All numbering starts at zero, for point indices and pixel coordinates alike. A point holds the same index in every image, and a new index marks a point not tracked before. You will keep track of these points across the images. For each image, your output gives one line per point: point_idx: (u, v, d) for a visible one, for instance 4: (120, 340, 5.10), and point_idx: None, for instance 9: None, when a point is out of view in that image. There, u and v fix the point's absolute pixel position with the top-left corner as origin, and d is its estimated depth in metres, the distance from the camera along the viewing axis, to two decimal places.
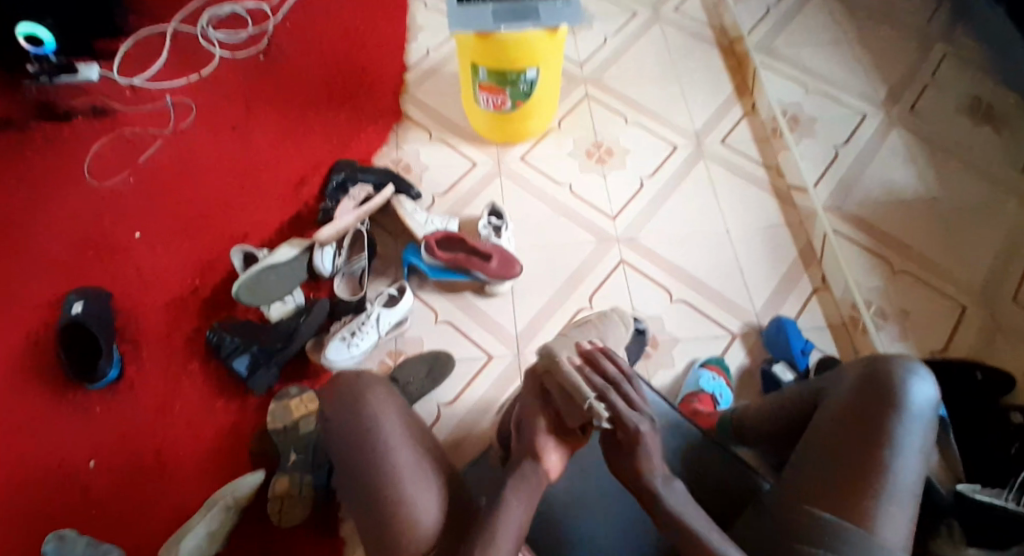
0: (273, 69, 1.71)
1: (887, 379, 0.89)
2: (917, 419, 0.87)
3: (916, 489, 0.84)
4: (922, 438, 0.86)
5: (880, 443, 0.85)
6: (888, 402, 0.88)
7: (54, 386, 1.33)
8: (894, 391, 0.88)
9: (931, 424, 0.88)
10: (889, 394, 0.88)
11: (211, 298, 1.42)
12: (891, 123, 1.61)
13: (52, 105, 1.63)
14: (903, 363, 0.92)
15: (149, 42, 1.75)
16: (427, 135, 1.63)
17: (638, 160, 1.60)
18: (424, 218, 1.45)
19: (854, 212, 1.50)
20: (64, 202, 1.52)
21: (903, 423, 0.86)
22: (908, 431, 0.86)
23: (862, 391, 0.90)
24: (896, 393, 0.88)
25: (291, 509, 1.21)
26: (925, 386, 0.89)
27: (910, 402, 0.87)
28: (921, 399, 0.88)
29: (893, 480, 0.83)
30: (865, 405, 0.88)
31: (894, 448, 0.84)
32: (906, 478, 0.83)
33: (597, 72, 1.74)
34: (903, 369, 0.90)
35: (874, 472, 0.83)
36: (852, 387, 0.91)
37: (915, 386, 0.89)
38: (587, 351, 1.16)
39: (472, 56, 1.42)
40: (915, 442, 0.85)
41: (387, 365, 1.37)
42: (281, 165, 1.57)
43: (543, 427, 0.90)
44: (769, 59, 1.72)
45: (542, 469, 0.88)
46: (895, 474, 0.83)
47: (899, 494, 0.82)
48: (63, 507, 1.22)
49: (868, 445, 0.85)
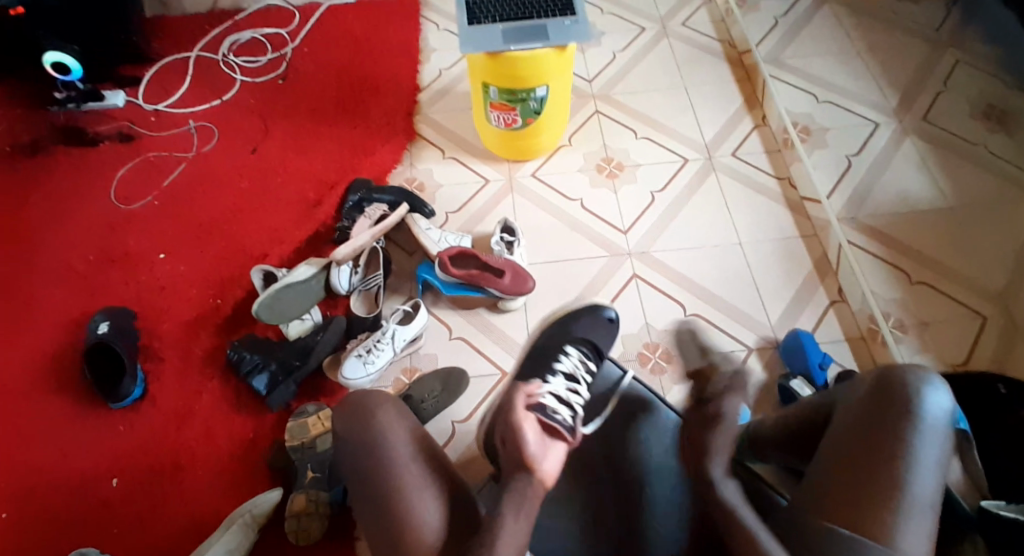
0: (290, 93, 1.75)
1: (901, 390, 0.89)
2: (933, 431, 0.86)
3: (934, 503, 0.83)
4: (939, 450, 0.85)
5: (896, 457, 0.84)
6: (902, 413, 0.87)
7: (79, 403, 1.36)
8: (908, 401, 0.88)
9: (948, 434, 0.87)
10: (904, 405, 0.88)
11: (231, 316, 1.46)
12: (905, 132, 1.60)
13: (79, 131, 1.69)
14: (918, 373, 0.91)
15: (172, 69, 1.80)
16: (440, 154, 1.65)
17: (649, 173, 1.61)
18: (438, 235, 1.47)
19: (868, 222, 1.50)
20: (89, 225, 1.57)
21: (918, 435, 0.85)
22: (924, 444, 0.85)
23: (876, 402, 0.89)
24: (912, 404, 0.87)
25: (309, 525, 1.22)
26: (940, 397, 0.89)
27: (925, 414, 0.87)
28: (937, 410, 0.88)
29: (907, 493, 0.82)
30: (880, 416, 0.88)
31: (910, 461, 0.84)
32: (921, 491, 0.83)
33: (607, 88, 1.75)
34: (918, 380, 0.90)
35: (891, 486, 0.83)
36: (866, 398, 0.91)
37: (929, 397, 0.88)
38: (582, 365, 1.17)
39: (483, 76, 1.44)
40: (930, 454, 0.85)
41: (403, 381, 1.39)
42: (298, 186, 1.61)
43: (529, 437, 0.94)
44: (779, 70, 1.72)
45: (537, 477, 0.91)
46: (912, 487, 0.83)
47: (914, 507, 0.82)
48: (87, 522, 1.24)
49: (884, 458, 0.85)
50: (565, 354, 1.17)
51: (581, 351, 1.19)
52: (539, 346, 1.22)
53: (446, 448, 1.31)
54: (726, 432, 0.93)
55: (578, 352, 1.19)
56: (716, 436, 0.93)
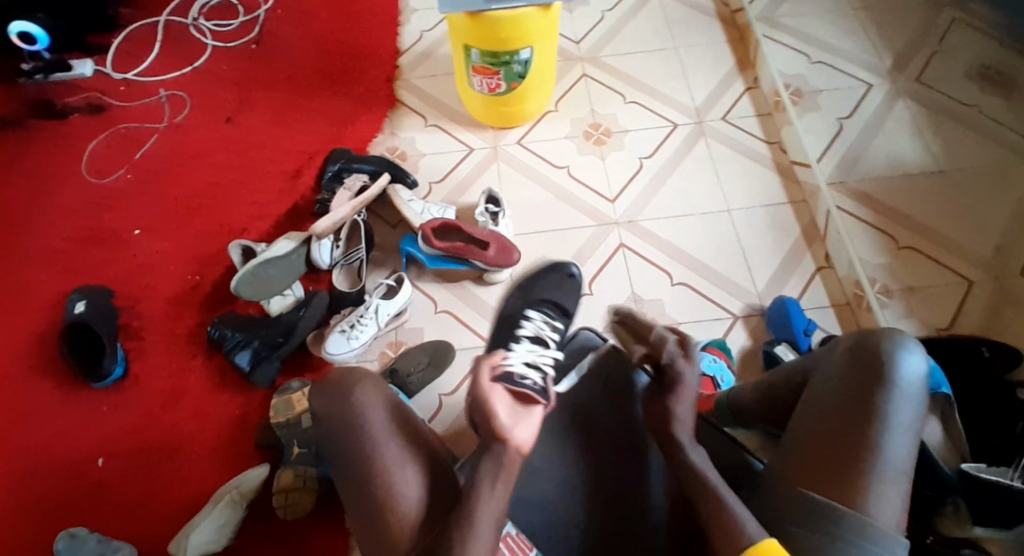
0: (265, 59, 1.69)
1: (876, 354, 0.88)
2: (908, 395, 0.85)
3: (908, 467, 0.82)
4: (913, 414, 0.85)
5: (870, 421, 0.83)
6: (877, 377, 0.86)
7: (61, 384, 1.35)
8: (883, 365, 0.87)
9: (921, 397, 0.86)
10: (878, 369, 0.87)
11: (212, 292, 1.43)
12: (898, 93, 1.56)
13: (47, 103, 1.63)
14: (892, 336, 0.90)
15: (141, 35, 1.73)
16: (422, 121, 1.61)
17: (637, 139, 1.57)
18: (421, 206, 1.43)
19: (857, 187, 1.47)
20: (64, 201, 1.52)
21: (892, 399, 0.85)
22: (897, 407, 0.84)
23: (853, 367, 0.89)
24: (885, 368, 0.86)
25: (297, 500, 1.21)
26: (916, 360, 0.88)
27: (899, 377, 0.86)
28: (911, 374, 0.87)
29: (882, 457, 0.82)
30: (856, 382, 0.87)
31: (883, 424, 0.83)
32: (895, 455, 0.82)
33: (595, 50, 1.70)
34: (892, 343, 0.89)
35: (865, 450, 0.82)
36: (842, 364, 0.90)
37: (904, 360, 0.87)
38: (547, 325, 1.22)
39: (465, 38, 1.39)
40: (904, 417, 0.84)
41: (388, 355, 1.38)
42: (276, 157, 1.56)
43: (500, 410, 0.88)
44: (772, 30, 1.66)
45: (513, 446, 0.87)
46: (886, 451, 0.82)
47: (888, 471, 0.81)
48: (74, 502, 1.24)
49: (858, 423, 0.84)
50: (528, 316, 1.22)
51: (543, 312, 1.24)
52: (505, 313, 1.26)
53: (432, 421, 1.30)
54: (685, 397, 0.90)
55: (541, 313, 1.23)
56: (677, 403, 0.90)
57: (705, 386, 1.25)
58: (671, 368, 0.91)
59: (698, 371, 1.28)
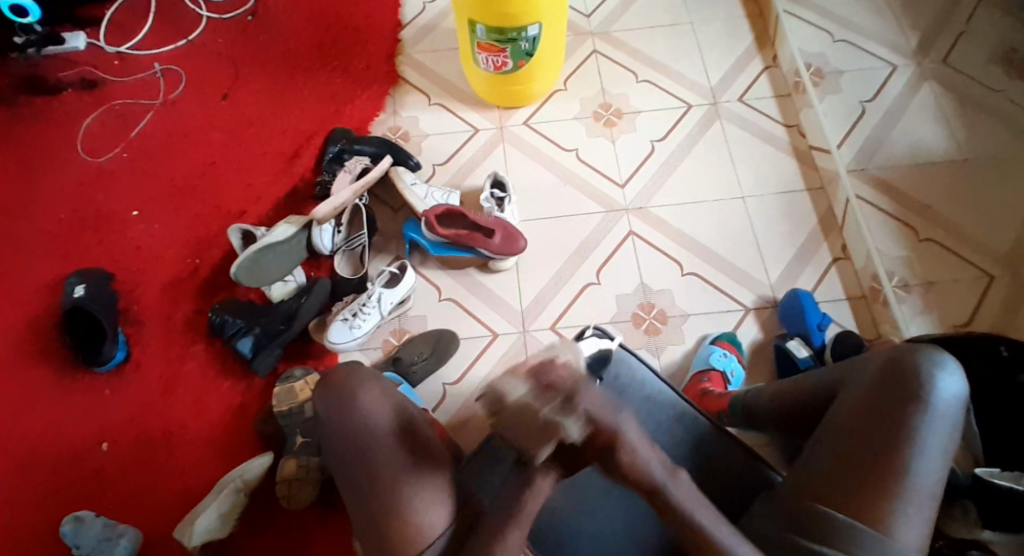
0: (262, 31, 1.62)
1: (913, 374, 0.85)
2: (942, 415, 0.83)
3: (935, 490, 0.81)
4: (946, 437, 0.82)
5: (900, 444, 0.81)
6: (911, 397, 0.84)
7: (62, 371, 1.33)
8: (919, 386, 0.84)
9: (956, 421, 0.83)
10: (913, 388, 0.84)
11: (212, 277, 1.40)
12: (923, 76, 1.49)
13: (39, 78, 1.58)
14: (930, 354, 0.87)
15: (134, 6, 1.67)
16: (425, 100, 1.55)
17: (649, 122, 1.51)
18: (424, 191, 1.39)
19: (878, 175, 1.42)
20: (59, 181, 1.49)
21: (924, 422, 0.82)
22: (930, 430, 0.82)
23: (886, 383, 0.86)
24: (921, 389, 0.84)
25: (298, 491, 1.21)
26: (953, 380, 0.85)
27: (934, 398, 0.83)
28: (947, 395, 0.84)
29: (909, 481, 0.80)
30: (888, 399, 0.84)
31: (913, 448, 0.81)
32: (924, 479, 0.80)
33: (606, 24, 1.62)
34: (928, 363, 0.86)
35: (892, 472, 0.80)
36: (875, 378, 0.87)
37: (940, 380, 0.84)
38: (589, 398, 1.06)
39: (470, 13, 1.32)
40: (936, 440, 0.82)
41: (391, 344, 1.35)
42: (275, 136, 1.51)
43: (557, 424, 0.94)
44: (793, 5, 1.58)
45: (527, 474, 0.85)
46: (912, 475, 0.80)
47: (915, 495, 0.80)
48: (79, 489, 1.24)
49: (885, 443, 0.82)
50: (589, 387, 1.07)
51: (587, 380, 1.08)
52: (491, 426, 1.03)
53: (435, 412, 1.29)
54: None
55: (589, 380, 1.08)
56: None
57: (714, 381, 1.23)
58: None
59: (707, 364, 1.25)
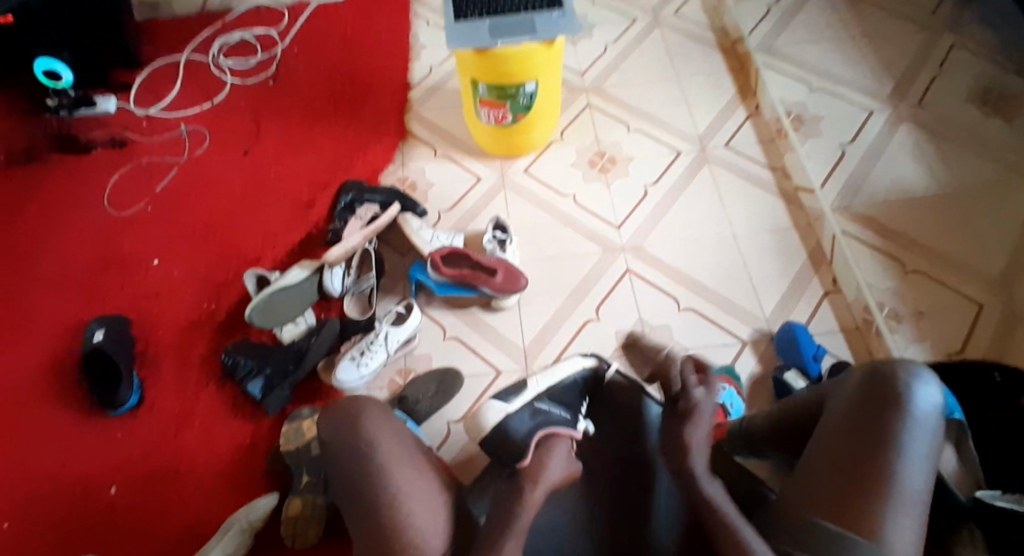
0: (280, 93, 1.75)
1: (892, 385, 0.86)
2: (923, 423, 0.84)
3: (924, 498, 0.81)
4: (929, 444, 0.83)
5: (885, 452, 0.82)
6: (892, 407, 0.85)
7: (78, 411, 1.37)
8: (898, 396, 0.85)
9: (938, 428, 0.84)
10: (893, 399, 0.85)
11: (226, 320, 1.46)
12: (900, 119, 1.58)
13: (71, 137, 1.69)
14: (907, 365, 0.88)
15: (162, 73, 1.80)
16: (431, 152, 1.65)
17: (642, 167, 1.60)
18: (430, 235, 1.46)
19: (862, 212, 1.48)
20: (84, 232, 1.57)
21: (907, 429, 0.83)
22: (913, 437, 0.83)
23: (867, 395, 0.87)
24: (901, 399, 0.85)
25: (305, 529, 1.22)
26: (931, 389, 0.86)
27: (914, 407, 0.84)
28: (926, 404, 0.85)
29: (897, 488, 0.80)
30: (869, 409, 0.86)
31: (898, 457, 0.81)
32: (911, 487, 0.81)
33: (599, 80, 1.74)
34: (906, 373, 0.87)
35: (880, 481, 0.81)
36: (855, 391, 0.88)
37: (918, 389, 0.86)
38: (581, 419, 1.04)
39: (471, 72, 1.43)
40: (920, 446, 0.82)
41: (397, 383, 1.39)
42: (289, 188, 1.60)
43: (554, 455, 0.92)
44: (772, 59, 1.70)
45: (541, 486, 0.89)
46: (900, 483, 0.80)
47: (904, 502, 0.80)
48: (90, 528, 1.26)
49: (869, 451, 0.83)
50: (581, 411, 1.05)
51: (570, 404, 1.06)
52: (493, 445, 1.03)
53: (439, 449, 1.31)
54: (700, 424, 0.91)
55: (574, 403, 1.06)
56: (692, 431, 0.90)
57: (715, 414, 1.24)
58: (686, 396, 0.94)
59: None
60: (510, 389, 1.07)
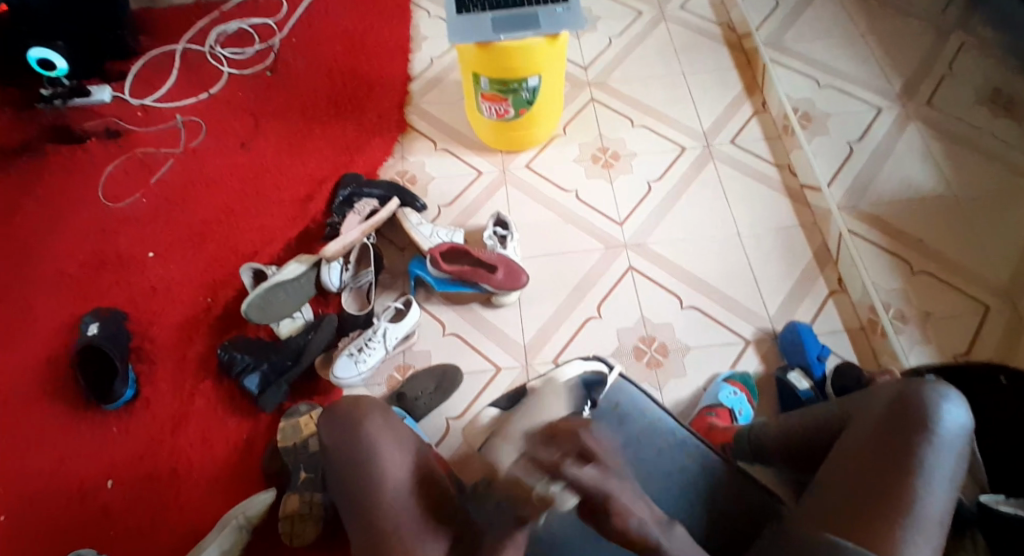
0: (278, 85, 1.72)
1: (918, 405, 0.85)
2: (949, 447, 0.82)
3: (943, 521, 0.79)
4: (954, 468, 0.81)
5: (908, 472, 0.80)
6: (918, 427, 0.83)
7: (73, 408, 1.36)
8: (925, 416, 0.84)
9: (964, 453, 0.83)
10: (920, 420, 0.84)
11: (222, 315, 1.44)
12: (908, 117, 1.55)
13: (67, 129, 1.67)
14: (935, 387, 0.87)
15: (159, 63, 1.78)
16: (432, 146, 1.62)
17: (645, 163, 1.58)
18: (429, 230, 1.44)
19: (869, 212, 1.46)
20: (80, 225, 1.55)
21: (932, 452, 0.81)
22: (938, 462, 0.81)
23: (892, 415, 0.86)
24: (926, 421, 0.83)
25: (302, 530, 1.20)
26: (958, 411, 0.85)
27: (941, 429, 0.83)
28: (953, 426, 0.84)
29: (918, 511, 0.78)
30: (893, 430, 0.84)
31: (920, 478, 0.80)
32: (933, 509, 0.79)
33: (603, 75, 1.71)
34: (935, 395, 0.86)
35: (902, 502, 0.79)
36: (881, 411, 0.87)
37: (945, 411, 0.84)
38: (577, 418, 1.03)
39: (473, 66, 1.40)
40: (944, 470, 0.81)
41: (395, 379, 1.37)
42: (288, 181, 1.58)
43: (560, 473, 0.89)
44: (779, 55, 1.68)
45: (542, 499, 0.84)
46: (921, 505, 0.79)
47: (924, 524, 0.78)
48: (84, 525, 1.24)
49: (893, 473, 0.81)
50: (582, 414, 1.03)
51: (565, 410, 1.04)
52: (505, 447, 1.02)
53: (438, 447, 1.30)
54: None
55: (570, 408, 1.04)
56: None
57: (721, 416, 1.23)
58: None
59: (715, 401, 1.26)
60: (505, 395, 1.19)
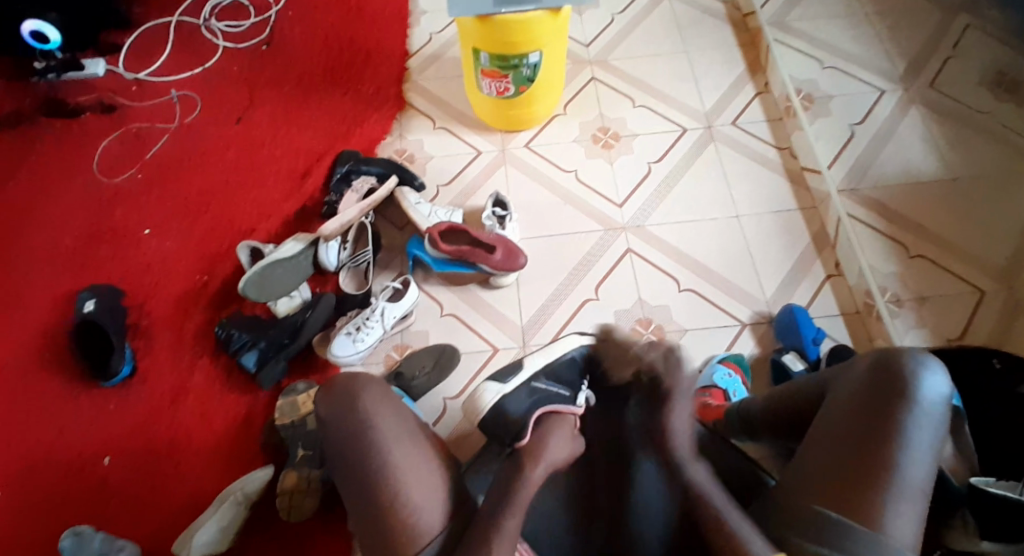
0: (274, 59, 1.69)
1: (899, 373, 0.84)
2: (928, 414, 0.82)
3: (925, 488, 0.80)
4: (933, 436, 0.82)
5: (888, 440, 0.80)
6: (897, 395, 0.83)
7: (70, 384, 1.35)
8: (904, 384, 0.84)
9: (943, 420, 0.83)
10: (899, 388, 0.84)
11: (219, 292, 1.43)
12: (912, 99, 1.54)
13: (59, 102, 1.64)
14: (913, 355, 0.87)
15: (153, 35, 1.75)
16: (431, 124, 1.61)
17: (646, 144, 1.57)
18: (428, 209, 1.43)
19: (870, 195, 1.46)
20: (74, 201, 1.53)
21: (912, 419, 0.82)
22: (917, 427, 0.81)
23: (874, 382, 0.85)
24: (906, 387, 0.83)
25: (300, 503, 1.20)
26: (938, 380, 0.85)
27: (920, 396, 0.83)
28: (932, 394, 0.84)
29: (899, 479, 0.79)
30: (875, 397, 0.84)
31: (900, 444, 0.80)
32: (914, 477, 0.79)
33: (604, 53, 1.69)
34: (914, 363, 0.86)
35: (884, 470, 0.79)
36: (863, 379, 0.86)
37: (926, 379, 0.84)
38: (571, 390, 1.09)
39: (474, 41, 1.38)
40: (924, 438, 0.81)
41: (393, 358, 1.38)
42: (284, 157, 1.57)
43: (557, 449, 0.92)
44: (783, 34, 1.66)
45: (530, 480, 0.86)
46: (903, 474, 0.79)
47: (906, 491, 0.78)
48: (83, 500, 1.25)
49: (874, 445, 0.81)
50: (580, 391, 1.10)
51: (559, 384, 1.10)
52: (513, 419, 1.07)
53: (436, 425, 1.30)
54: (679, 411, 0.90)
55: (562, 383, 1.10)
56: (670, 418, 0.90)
57: (715, 397, 1.23)
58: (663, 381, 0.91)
59: (711, 382, 1.26)
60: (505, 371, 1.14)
